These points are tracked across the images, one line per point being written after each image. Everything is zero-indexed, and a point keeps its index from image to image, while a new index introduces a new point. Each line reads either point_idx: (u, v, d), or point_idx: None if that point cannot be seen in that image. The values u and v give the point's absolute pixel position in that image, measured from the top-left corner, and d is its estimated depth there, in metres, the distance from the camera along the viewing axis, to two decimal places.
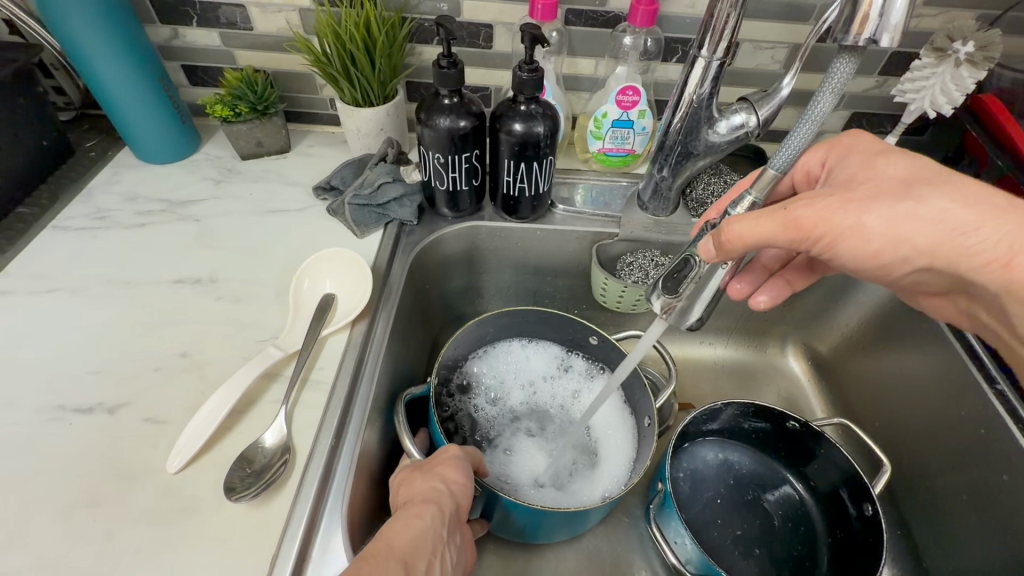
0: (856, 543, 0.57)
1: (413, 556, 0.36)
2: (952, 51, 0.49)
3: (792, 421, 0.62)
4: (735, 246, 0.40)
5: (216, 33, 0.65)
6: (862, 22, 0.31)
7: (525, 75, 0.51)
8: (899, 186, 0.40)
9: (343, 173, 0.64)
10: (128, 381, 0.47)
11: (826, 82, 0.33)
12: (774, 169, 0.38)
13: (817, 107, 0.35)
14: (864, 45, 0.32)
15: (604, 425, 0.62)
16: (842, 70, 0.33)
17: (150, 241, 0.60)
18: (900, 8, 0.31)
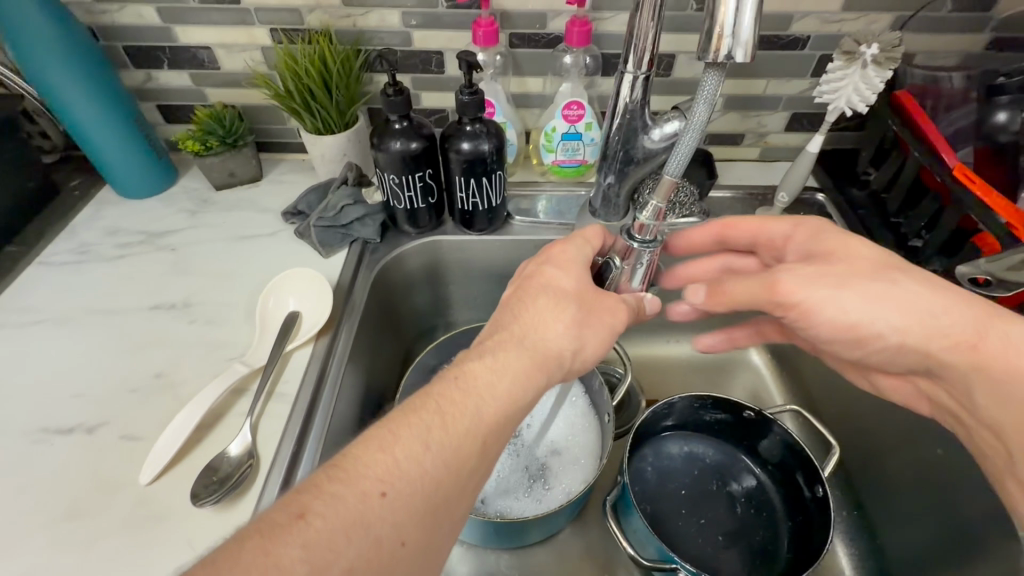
0: (813, 524, 0.59)
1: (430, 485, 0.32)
2: (860, 54, 0.52)
3: (748, 411, 0.64)
4: (727, 302, 0.46)
5: (187, 74, 0.70)
6: (717, 40, 0.34)
7: (466, 98, 0.55)
8: (880, 267, 0.44)
9: (308, 198, 0.67)
10: (106, 402, 0.50)
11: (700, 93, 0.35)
12: (670, 175, 0.39)
13: (695, 115, 0.36)
14: (723, 61, 0.34)
15: (568, 442, 0.64)
16: (712, 81, 0.35)
17: (131, 271, 0.64)
18: (750, 24, 0.33)
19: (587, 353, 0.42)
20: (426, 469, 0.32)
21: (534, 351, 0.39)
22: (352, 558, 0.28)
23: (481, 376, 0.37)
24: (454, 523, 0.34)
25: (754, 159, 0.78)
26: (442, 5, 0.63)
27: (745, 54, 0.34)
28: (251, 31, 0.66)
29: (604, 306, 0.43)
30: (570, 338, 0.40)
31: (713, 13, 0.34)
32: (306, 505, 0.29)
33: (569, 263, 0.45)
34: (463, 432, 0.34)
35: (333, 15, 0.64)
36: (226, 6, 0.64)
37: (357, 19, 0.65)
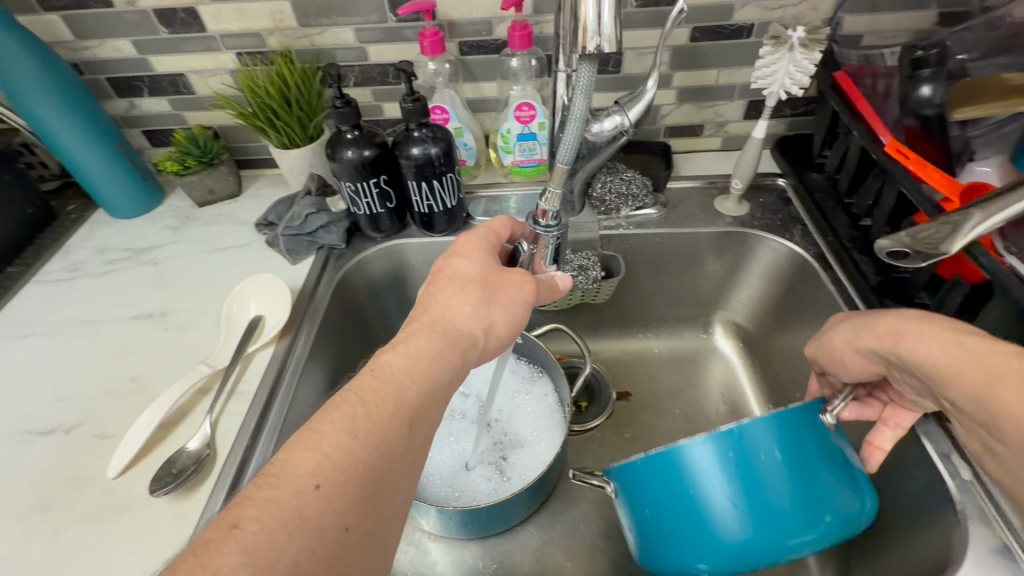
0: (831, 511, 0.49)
1: (362, 481, 0.31)
2: (786, 38, 0.53)
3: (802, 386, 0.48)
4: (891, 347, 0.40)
5: (166, 100, 0.75)
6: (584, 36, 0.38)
7: (408, 106, 0.58)
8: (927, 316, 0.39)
9: (278, 209, 0.71)
10: (84, 405, 0.54)
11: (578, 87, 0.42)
12: (563, 162, 0.45)
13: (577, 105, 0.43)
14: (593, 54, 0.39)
15: (526, 435, 0.64)
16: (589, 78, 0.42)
17: (116, 285, 0.68)
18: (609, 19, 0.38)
19: (494, 330, 0.42)
20: (357, 449, 0.31)
21: (443, 331, 0.40)
22: (297, 553, 0.27)
23: (399, 364, 0.37)
24: (395, 508, 0.33)
25: (716, 149, 0.78)
26: (392, 20, 0.66)
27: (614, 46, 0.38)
28: (219, 56, 0.70)
29: (506, 284, 0.44)
30: (475, 322, 0.41)
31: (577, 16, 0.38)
32: (240, 514, 0.27)
33: (473, 251, 0.46)
34: (387, 411, 0.34)
35: (292, 36, 0.68)
36: (194, 35, 0.68)
37: (315, 38, 0.68)
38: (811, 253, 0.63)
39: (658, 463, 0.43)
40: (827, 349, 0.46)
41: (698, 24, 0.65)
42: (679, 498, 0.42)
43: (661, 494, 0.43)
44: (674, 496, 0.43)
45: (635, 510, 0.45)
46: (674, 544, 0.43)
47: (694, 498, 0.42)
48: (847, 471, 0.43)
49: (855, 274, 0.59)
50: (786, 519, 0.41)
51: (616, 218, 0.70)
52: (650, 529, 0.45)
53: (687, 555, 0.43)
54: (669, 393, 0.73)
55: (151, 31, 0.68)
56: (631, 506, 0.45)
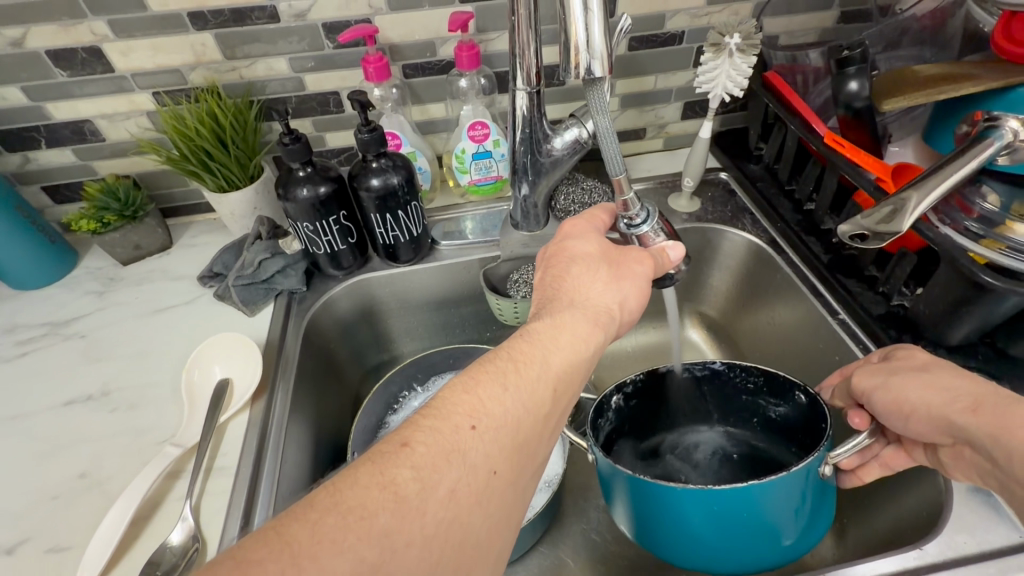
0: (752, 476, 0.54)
1: (515, 432, 0.33)
2: (724, 44, 0.57)
3: (800, 394, 0.49)
4: (952, 409, 0.40)
5: (69, 150, 0.66)
6: (575, 56, 0.37)
7: (365, 136, 0.56)
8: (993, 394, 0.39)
9: (223, 258, 0.65)
10: (26, 516, 0.47)
11: (592, 110, 0.39)
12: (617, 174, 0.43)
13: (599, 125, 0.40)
14: (583, 76, 0.37)
15: None
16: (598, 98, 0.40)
17: (36, 369, 0.59)
18: (600, 39, 0.36)
19: (623, 306, 0.42)
20: (507, 403, 0.33)
21: (582, 308, 0.40)
22: (454, 481, 0.29)
23: (543, 330, 0.38)
24: (534, 470, 0.34)
25: (659, 149, 0.82)
26: (329, 47, 0.63)
27: (602, 68, 0.37)
28: (132, 97, 0.63)
29: (634, 261, 0.44)
30: (611, 298, 0.42)
31: (566, 36, 0.36)
32: (409, 436, 0.30)
33: (585, 232, 0.46)
34: (536, 377, 0.35)
35: (217, 70, 0.63)
36: (100, 76, 0.61)
37: (244, 71, 0.63)
38: (764, 239, 0.68)
39: (711, 500, 0.39)
40: (894, 393, 0.43)
41: (635, 34, 0.68)
42: (703, 520, 0.41)
43: (685, 514, 0.41)
44: (704, 519, 0.41)
45: (637, 505, 0.43)
46: (659, 539, 0.44)
47: (723, 524, 0.41)
48: (830, 507, 0.44)
49: (806, 254, 0.64)
50: (771, 546, 0.42)
51: None
52: (643, 522, 0.44)
53: (667, 547, 0.44)
54: None
55: (45, 74, 0.60)
56: (636, 505, 0.43)
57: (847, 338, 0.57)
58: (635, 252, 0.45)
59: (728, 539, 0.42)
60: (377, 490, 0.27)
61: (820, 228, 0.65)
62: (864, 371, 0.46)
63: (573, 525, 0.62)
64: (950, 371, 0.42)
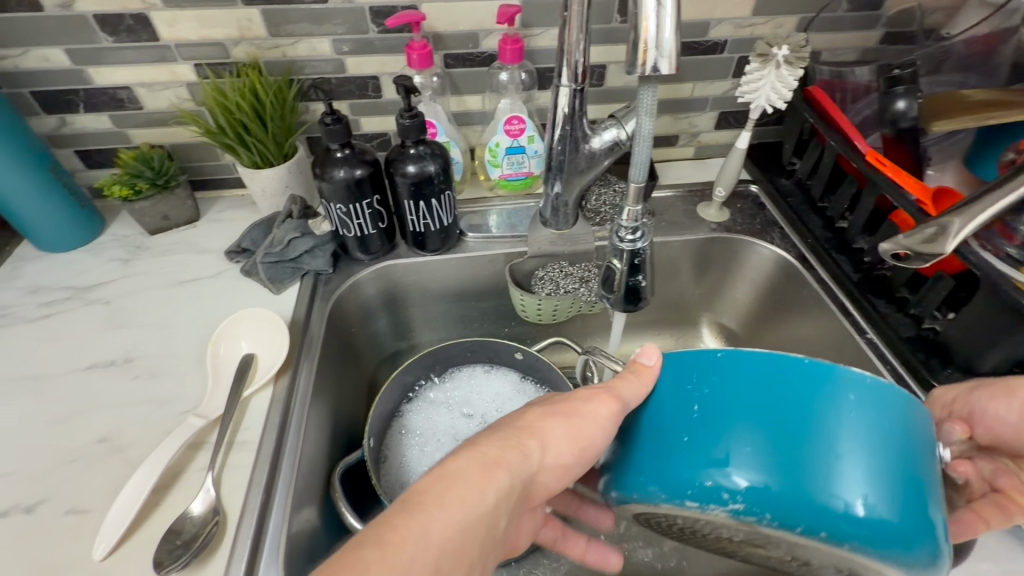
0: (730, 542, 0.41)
1: None
2: (772, 56, 0.56)
3: None
4: None
5: (105, 116, 0.66)
6: (641, 53, 0.36)
7: (407, 122, 0.55)
8: None
9: (252, 234, 0.65)
10: (42, 477, 0.47)
11: (639, 108, 0.40)
12: (636, 182, 0.45)
13: (641, 126, 0.41)
14: (649, 73, 0.37)
15: None
16: (650, 95, 0.40)
17: (58, 330, 0.59)
18: (670, 37, 0.36)
19: (549, 428, 0.38)
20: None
21: (480, 451, 0.35)
22: None
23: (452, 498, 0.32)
24: None
25: (689, 158, 0.82)
26: (374, 31, 0.63)
27: (668, 66, 0.36)
28: (174, 68, 0.63)
29: (582, 416, 0.38)
30: (534, 427, 0.38)
31: (635, 32, 0.36)
32: None
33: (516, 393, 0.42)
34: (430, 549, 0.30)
35: (260, 46, 0.63)
36: (144, 44, 0.61)
37: (286, 49, 0.63)
38: (793, 254, 0.68)
39: (805, 369, 0.32)
40: (1004, 384, 0.42)
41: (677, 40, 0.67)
42: (750, 400, 0.32)
43: (770, 385, 0.32)
44: (778, 396, 0.32)
45: (706, 376, 0.34)
46: (692, 443, 0.33)
47: (789, 419, 0.31)
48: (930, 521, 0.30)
49: (835, 271, 0.63)
50: (833, 497, 0.29)
51: (609, 229, 0.71)
52: (697, 405, 0.34)
53: (691, 456, 0.32)
54: None
55: (89, 39, 0.60)
56: (699, 383, 0.34)
57: (873, 358, 0.57)
58: (586, 392, 0.39)
59: (783, 446, 0.31)
60: None
61: (851, 247, 0.64)
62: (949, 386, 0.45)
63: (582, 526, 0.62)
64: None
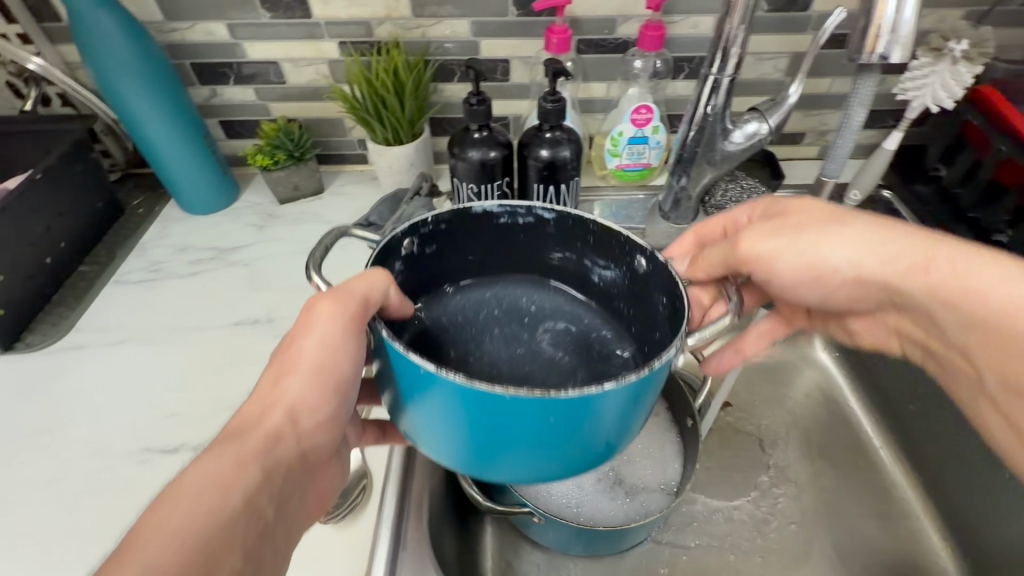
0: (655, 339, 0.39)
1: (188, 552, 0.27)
2: (948, 50, 0.53)
3: (641, 257, 0.38)
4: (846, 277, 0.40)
5: (252, 89, 0.70)
6: (874, 41, 0.41)
7: (549, 106, 0.56)
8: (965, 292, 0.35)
9: (379, 210, 0.67)
10: (203, 421, 0.51)
11: (854, 97, 0.49)
12: (826, 175, 0.55)
13: (852, 117, 0.50)
14: (877, 59, 0.41)
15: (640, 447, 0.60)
16: (865, 88, 0.49)
17: (206, 288, 0.64)
18: (910, 23, 0.40)
19: (303, 348, 0.35)
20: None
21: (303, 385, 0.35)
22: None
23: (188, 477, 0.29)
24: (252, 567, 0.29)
25: (813, 157, 0.77)
26: (513, 14, 0.63)
27: (901, 53, 0.40)
28: (319, 44, 0.66)
29: (296, 352, 0.35)
30: (276, 397, 0.34)
31: (870, 18, 0.40)
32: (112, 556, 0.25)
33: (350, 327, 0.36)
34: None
35: (402, 26, 0.64)
36: (297, 21, 0.64)
37: (426, 30, 0.65)
38: None
39: (519, 406, 0.28)
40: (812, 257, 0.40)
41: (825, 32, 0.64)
42: (472, 405, 0.29)
43: (485, 414, 0.29)
44: (510, 420, 0.29)
45: (416, 391, 0.31)
46: (427, 426, 0.32)
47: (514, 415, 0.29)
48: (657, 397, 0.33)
49: None
50: (604, 453, 0.33)
51: None
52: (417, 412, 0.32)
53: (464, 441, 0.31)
54: (777, 407, 0.70)
55: (249, 15, 0.63)
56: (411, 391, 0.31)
57: None
58: (288, 351, 0.36)
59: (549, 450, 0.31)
60: None
61: None
62: (747, 236, 0.41)
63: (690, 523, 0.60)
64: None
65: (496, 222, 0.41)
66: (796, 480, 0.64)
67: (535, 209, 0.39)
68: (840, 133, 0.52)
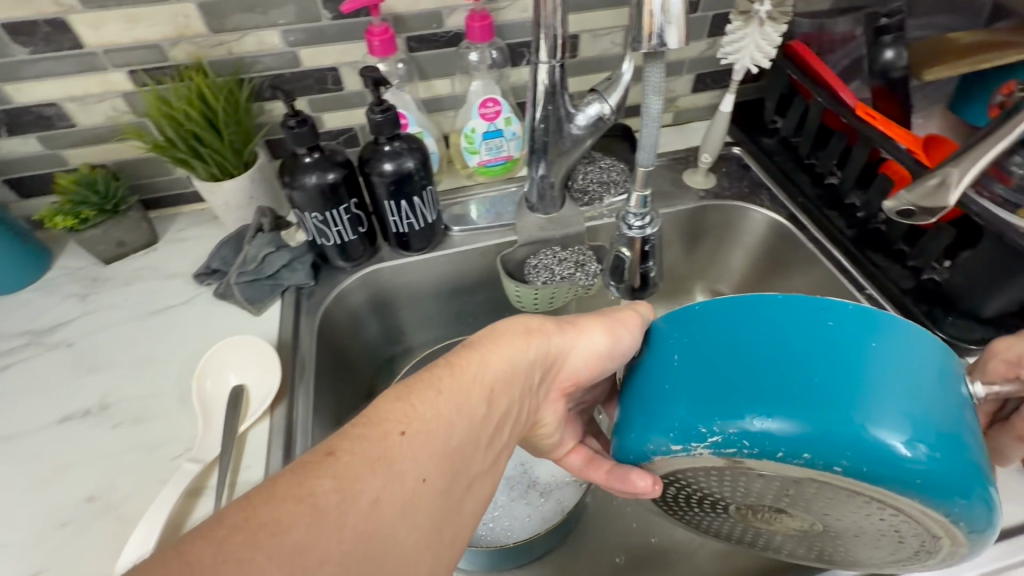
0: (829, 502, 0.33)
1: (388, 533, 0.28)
2: (754, 13, 0.54)
3: None
4: None
5: (34, 138, 0.59)
6: (648, 24, 0.36)
7: (379, 117, 0.51)
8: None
9: (222, 254, 0.60)
10: (32, 548, 0.43)
11: (646, 86, 0.43)
12: (644, 165, 0.49)
13: (649, 106, 0.45)
14: (656, 44, 0.37)
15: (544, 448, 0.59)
16: (655, 74, 0.43)
17: (20, 383, 0.54)
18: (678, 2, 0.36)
19: (577, 350, 0.41)
20: (368, 530, 0.27)
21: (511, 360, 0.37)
22: (377, 490, 0.28)
23: (498, 355, 0.37)
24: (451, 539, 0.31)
25: (669, 124, 0.79)
26: (326, 18, 0.57)
27: (677, 35, 0.36)
28: (106, 77, 0.56)
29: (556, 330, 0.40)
30: (492, 343, 0.38)
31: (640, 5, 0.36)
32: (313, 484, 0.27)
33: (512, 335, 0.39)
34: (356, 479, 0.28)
35: (201, 45, 0.56)
36: (67, 53, 0.54)
37: (232, 46, 0.57)
38: (784, 215, 0.67)
39: (803, 304, 0.33)
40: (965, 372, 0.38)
41: None
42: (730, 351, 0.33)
43: (790, 322, 0.33)
44: (796, 323, 0.33)
45: (676, 365, 0.34)
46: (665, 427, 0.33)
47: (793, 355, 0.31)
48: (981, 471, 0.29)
49: (830, 230, 0.63)
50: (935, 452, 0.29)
51: (598, 208, 0.69)
52: (677, 353, 0.35)
53: (674, 399, 0.33)
54: None
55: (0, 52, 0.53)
56: (673, 356, 0.35)
57: None
58: (569, 330, 0.41)
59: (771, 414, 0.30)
60: (291, 509, 0.26)
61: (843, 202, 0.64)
62: None
63: None
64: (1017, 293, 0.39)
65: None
66: None
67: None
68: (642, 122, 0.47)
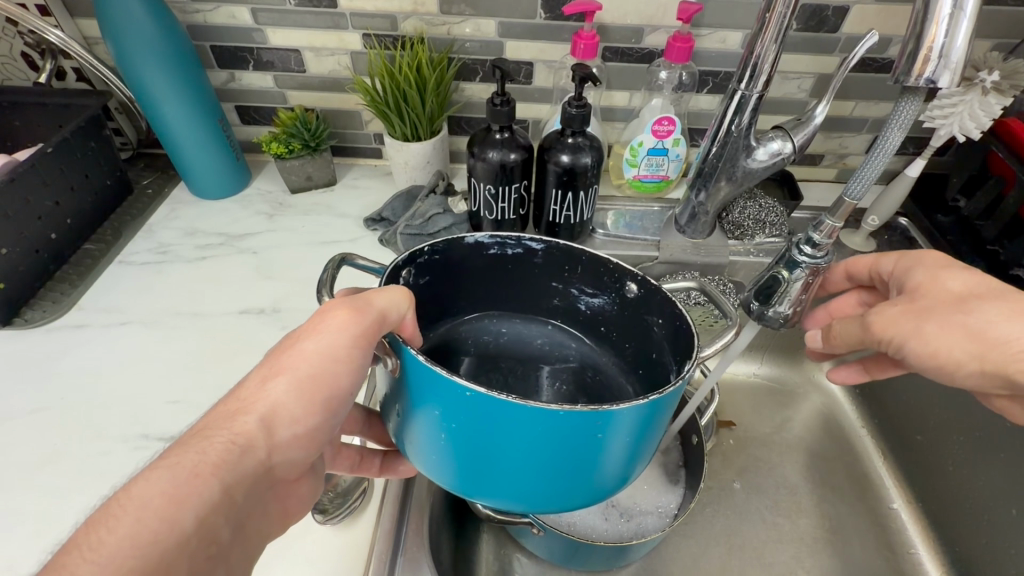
0: (620, 325, 0.46)
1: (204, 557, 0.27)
2: (979, 80, 0.52)
3: (630, 284, 0.42)
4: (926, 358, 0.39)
5: (271, 76, 0.69)
6: (923, 63, 0.37)
7: (574, 111, 0.55)
8: (956, 298, 0.38)
9: (393, 206, 0.67)
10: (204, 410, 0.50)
11: (895, 116, 0.37)
12: (850, 198, 0.39)
13: (887, 139, 0.38)
14: (924, 84, 0.37)
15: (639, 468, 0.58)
16: (909, 107, 0.37)
17: (212, 274, 0.63)
18: (959, 48, 0.36)
19: (305, 351, 0.33)
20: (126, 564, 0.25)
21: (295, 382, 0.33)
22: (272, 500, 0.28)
23: (308, 353, 0.33)
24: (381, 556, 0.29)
25: (830, 180, 0.77)
26: (541, 17, 0.63)
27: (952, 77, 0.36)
28: (343, 35, 0.65)
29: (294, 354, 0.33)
30: (252, 399, 0.32)
31: (921, 35, 0.37)
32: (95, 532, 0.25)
33: (316, 329, 0.34)
34: (184, 489, 0.27)
35: (428, 22, 0.64)
36: (323, 10, 0.63)
37: (452, 27, 0.64)
38: None
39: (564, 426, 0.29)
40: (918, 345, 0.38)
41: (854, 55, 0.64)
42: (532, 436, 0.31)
43: (566, 437, 0.30)
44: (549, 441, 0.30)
45: (455, 407, 0.31)
46: (424, 443, 0.34)
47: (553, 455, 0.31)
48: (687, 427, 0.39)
49: None
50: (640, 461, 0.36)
51: (746, 244, 0.68)
52: (444, 433, 0.32)
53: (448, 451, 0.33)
54: (772, 431, 0.69)
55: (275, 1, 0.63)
56: (434, 397, 0.31)
57: None
58: (365, 301, 0.33)
59: (551, 466, 0.31)
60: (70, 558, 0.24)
61: None
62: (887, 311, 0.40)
63: (686, 544, 0.59)
64: (995, 304, 0.37)
65: (486, 253, 0.44)
66: (799, 505, 0.63)
67: (524, 240, 0.42)
68: (867, 158, 0.40)
